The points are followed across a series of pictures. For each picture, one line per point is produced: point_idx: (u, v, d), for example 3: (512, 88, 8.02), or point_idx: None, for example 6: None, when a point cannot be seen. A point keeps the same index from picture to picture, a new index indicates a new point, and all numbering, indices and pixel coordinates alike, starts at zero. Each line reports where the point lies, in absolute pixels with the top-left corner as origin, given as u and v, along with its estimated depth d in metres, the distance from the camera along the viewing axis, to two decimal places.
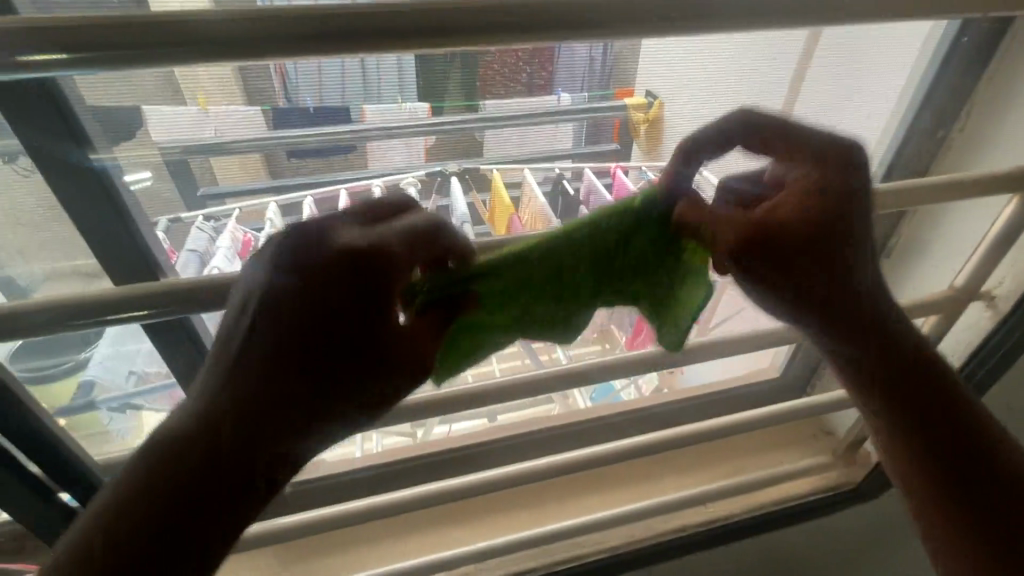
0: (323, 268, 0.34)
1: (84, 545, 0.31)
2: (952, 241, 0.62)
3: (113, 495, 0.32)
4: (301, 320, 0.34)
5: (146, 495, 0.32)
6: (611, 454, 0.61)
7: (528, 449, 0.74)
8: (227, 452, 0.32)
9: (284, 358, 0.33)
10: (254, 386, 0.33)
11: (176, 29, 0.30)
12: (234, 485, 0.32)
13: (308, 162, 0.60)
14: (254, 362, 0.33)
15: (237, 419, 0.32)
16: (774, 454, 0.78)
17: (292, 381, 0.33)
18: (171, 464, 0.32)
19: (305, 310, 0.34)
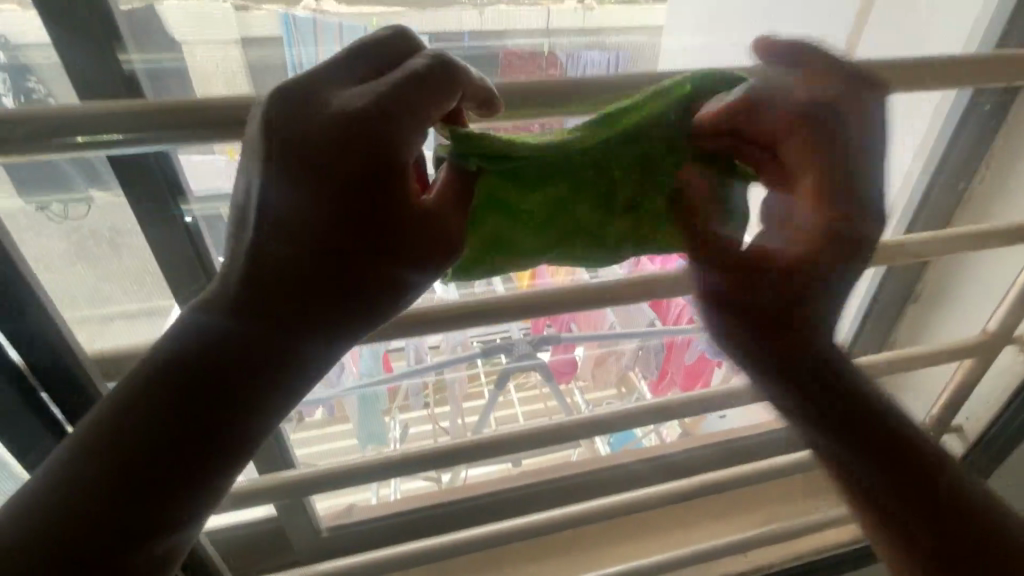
0: (333, 129, 0.28)
1: (70, 480, 0.29)
2: (985, 289, 0.66)
3: (91, 430, 0.29)
4: (310, 201, 0.29)
5: (131, 435, 0.29)
6: (650, 501, 0.61)
7: (560, 495, 0.73)
8: (225, 379, 0.30)
9: (293, 263, 0.30)
10: (262, 282, 0.29)
11: (228, 109, 0.32)
12: (220, 416, 0.30)
13: None
14: (259, 268, 0.30)
15: (246, 328, 0.30)
16: (810, 500, 0.76)
17: (305, 268, 0.30)
18: (153, 397, 0.30)
19: (316, 207, 0.29)
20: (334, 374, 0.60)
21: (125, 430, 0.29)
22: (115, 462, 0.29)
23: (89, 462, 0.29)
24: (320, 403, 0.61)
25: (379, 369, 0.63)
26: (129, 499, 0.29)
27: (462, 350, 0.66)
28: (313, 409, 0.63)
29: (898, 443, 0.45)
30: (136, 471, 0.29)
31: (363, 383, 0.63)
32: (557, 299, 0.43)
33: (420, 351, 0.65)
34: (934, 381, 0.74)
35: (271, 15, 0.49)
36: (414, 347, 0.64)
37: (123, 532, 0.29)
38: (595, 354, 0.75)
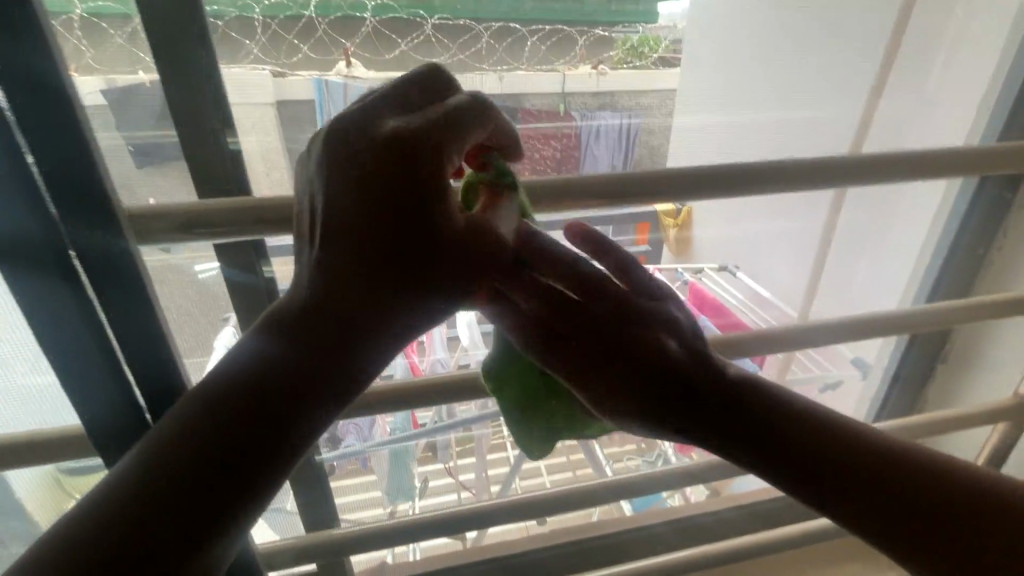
0: (375, 163, 0.29)
1: (129, 493, 0.27)
2: (1014, 351, 0.66)
3: (149, 443, 0.28)
4: (359, 235, 0.29)
5: (194, 445, 0.28)
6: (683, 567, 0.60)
7: (589, 558, 0.72)
8: (282, 391, 0.29)
9: (351, 273, 0.29)
10: (314, 319, 0.29)
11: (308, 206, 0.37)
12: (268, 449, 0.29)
13: None
14: (310, 299, 0.29)
15: (296, 362, 0.29)
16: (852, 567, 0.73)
17: (356, 302, 0.29)
18: (210, 410, 0.29)
19: (362, 238, 0.29)
20: (367, 429, 0.62)
21: (189, 439, 0.28)
22: (178, 474, 0.28)
23: (150, 474, 0.28)
24: (356, 456, 0.62)
25: (407, 425, 0.65)
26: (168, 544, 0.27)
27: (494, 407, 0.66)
28: (348, 462, 0.62)
29: (933, 499, 0.37)
30: (198, 480, 0.28)
31: (393, 437, 0.64)
32: None
33: (450, 410, 0.66)
34: (969, 443, 0.73)
35: (304, 80, 0.50)
36: (445, 410, 0.65)
37: (184, 541, 0.27)
38: None
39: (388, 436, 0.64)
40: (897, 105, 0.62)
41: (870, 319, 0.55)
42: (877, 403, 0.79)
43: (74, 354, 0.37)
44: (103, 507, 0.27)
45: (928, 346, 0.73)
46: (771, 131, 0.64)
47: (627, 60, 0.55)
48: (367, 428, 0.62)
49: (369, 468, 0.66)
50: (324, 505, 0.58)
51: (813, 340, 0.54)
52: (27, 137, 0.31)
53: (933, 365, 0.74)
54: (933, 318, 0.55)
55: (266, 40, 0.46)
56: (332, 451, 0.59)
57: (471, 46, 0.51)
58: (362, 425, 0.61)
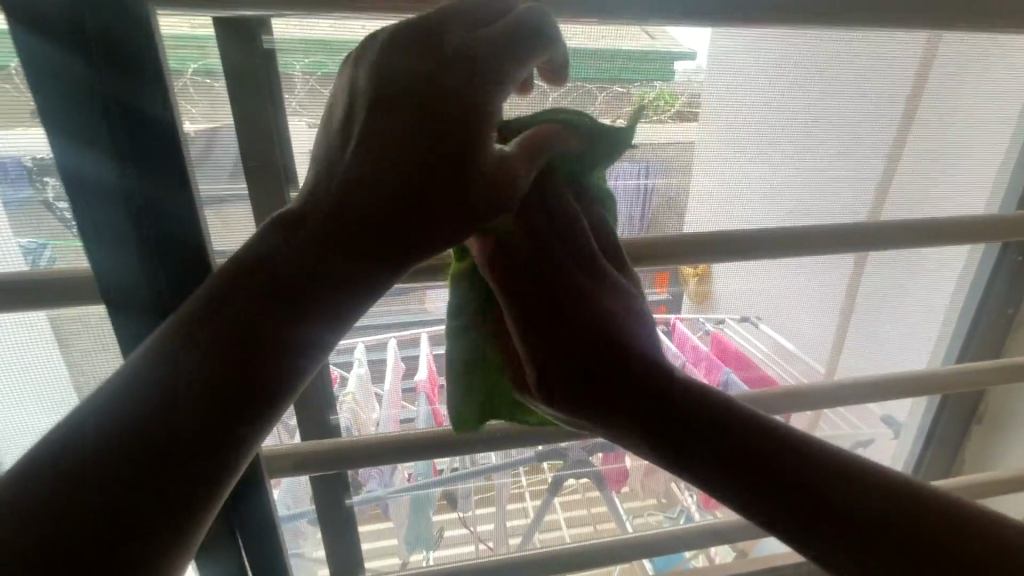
0: (414, 86, 0.31)
1: (110, 425, 0.25)
2: None
3: (141, 358, 0.27)
4: (390, 163, 0.31)
5: (185, 375, 0.26)
6: None
7: None
8: (276, 321, 0.28)
9: (364, 202, 0.30)
10: (317, 246, 0.29)
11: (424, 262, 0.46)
12: (235, 416, 0.27)
13: (391, 308, 0.58)
14: (318, 221, 0.30)
15: (282, 306, 0.29)
16: None
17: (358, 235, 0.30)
18: (214, 322, 0.28)
19: (387, 173, 0.31)
20: (385, 475, 0.63)
21: (181, 358, 0.27)
22: (125, 426, 0.25)
23: (132, 395, 0.26)
24: (376, 501, 0.64)
25: (428, 473, 0.65)
26: (97, 500, 0.24)
27: (518, 454, 0.65)
28: (369, 506, 0.64)
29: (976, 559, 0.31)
30: (178, 411, 0.26)
31: (414, 484, 0.64)
32: None
33: (473, 459, 0.65)
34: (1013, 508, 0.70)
35: None
36: (468, 458, 0.64)
37: (143, 479, 0.25)
38: (647, 463, 0.73)
39: (408, 483, 0.64)
40: (928, 162, 0.61)
41: (897, 377, 0.55)
42: (912, 464, 0.76)
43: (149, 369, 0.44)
44: (48, 448, 0.25)
45: (963, 406, 0.71)
46: (818, 191, 0.60)
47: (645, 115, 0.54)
48: (388, 475, 0.63)
49: (390, 516, 0.66)
50: (349, 538, 0.64)
51: (843, 397, 0.55)
52: (143, 187, 0.37)
53: (970, 426, 0.73)
54: (961, 379, 0.55)
55: (303, 96, 0.48)
56: (353, 493, 0.62)
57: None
58: (380, 473, 0.62)
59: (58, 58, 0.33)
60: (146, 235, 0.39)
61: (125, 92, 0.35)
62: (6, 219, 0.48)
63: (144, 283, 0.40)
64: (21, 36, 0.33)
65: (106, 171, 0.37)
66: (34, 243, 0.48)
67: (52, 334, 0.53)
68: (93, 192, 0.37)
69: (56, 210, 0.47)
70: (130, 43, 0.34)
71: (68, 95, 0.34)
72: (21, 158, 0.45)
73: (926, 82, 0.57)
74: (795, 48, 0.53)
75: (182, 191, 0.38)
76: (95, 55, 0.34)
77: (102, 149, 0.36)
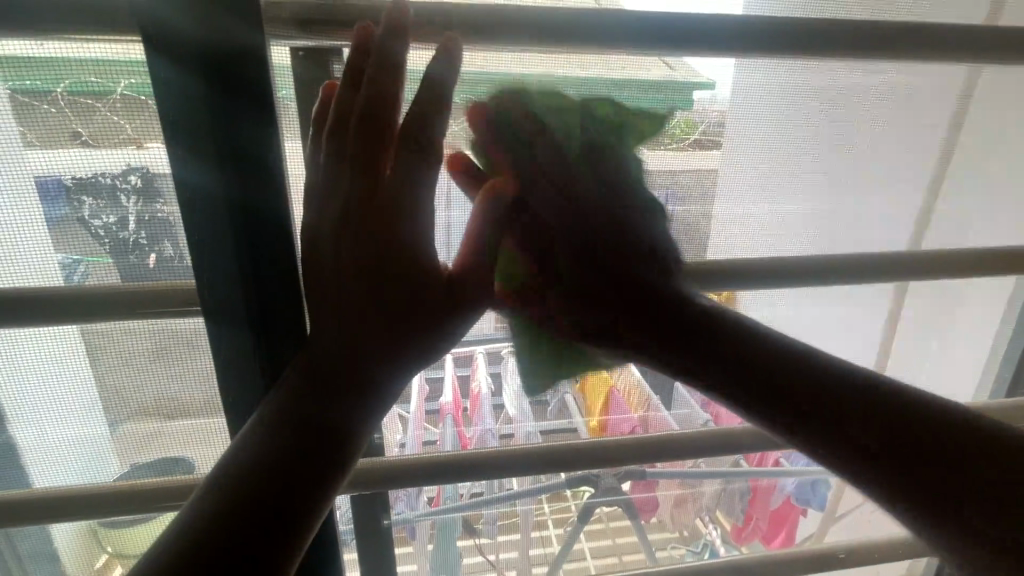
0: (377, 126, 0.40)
1: (236, 475, 0.38)
2: None
3: (236, 442, 0.40)
4: (381, 237, 0.42)
5: (275, 422, 0.40)
6: None
7: None
8: (326, 373, 0.42)
9: (376, 265, 0.42)
10: (353, 315, 0.43)
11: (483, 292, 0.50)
12: (319, 438, 0.40)
13: None
14: (347, 303, 0.43)
15: (334, 356, 0.42)
16: None
17: (380, 285, 0.43)
18: (289, 386, 0.42)
19: (382, 244, 0.42)
20: (414, 496, 0.62)
21: (257, 437, 0.40)
22: (247, 472, 0.38)
23: (232, 463, 0.38)
24: (405, 524, 0.62)
25: (457, 495, 0.64)
26: (234, 529, 0.36)
27: (550, 479, 0.65)
28: (398, 531, 0.62)
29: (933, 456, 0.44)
30: (272, 446, 0.39)
31: (443, 506, 0.64)
32: (657, 446, 0.56)
33: (503, 484, 0.64)
34: None
35: None
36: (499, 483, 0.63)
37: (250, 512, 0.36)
38: (678, 493, 0.73)
39: (437, 506, 0.63)
40: (965, 195, 0.61)
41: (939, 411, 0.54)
42: None
43: (236, 364, 0.46)
44: (195, 507, 0.37)
45: None
46: (858, 221, 0.60)
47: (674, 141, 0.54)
48: (416, 496, 0.62)
49: (417, 541, 0.65)
50: (381, 566, 0.62)
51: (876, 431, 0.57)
52: (239, 190, 0.40)
53: None
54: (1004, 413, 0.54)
55: None
56: (383, 516, 0.59)
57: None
58: (409, 493, 0.61)
59: (166, 69, 0.36)
60: (239, 240, 0.41)
61: (236, 106, 0.38)
62: (43, 236, 0.49)
63: (237, 305, 0.43)
64: (154, 58, 0.36)
65: (205, 174, 0.39)
66: (71, 258, 0.50)
67: (83, 348, 0.55)
68: (203, 201, 0.40)
69: (90, 226, 0.49)
70: (246, 61, 0.37)
71: (187, 111, 0.37)
72: (62, 178, 0.47)
73: (965, 117, 0.57)
74: (842, 80, 0.53)
75: (276, 195, 0.41)
76: (207, 71, 0.36)
77: (214, 161, 0.39)
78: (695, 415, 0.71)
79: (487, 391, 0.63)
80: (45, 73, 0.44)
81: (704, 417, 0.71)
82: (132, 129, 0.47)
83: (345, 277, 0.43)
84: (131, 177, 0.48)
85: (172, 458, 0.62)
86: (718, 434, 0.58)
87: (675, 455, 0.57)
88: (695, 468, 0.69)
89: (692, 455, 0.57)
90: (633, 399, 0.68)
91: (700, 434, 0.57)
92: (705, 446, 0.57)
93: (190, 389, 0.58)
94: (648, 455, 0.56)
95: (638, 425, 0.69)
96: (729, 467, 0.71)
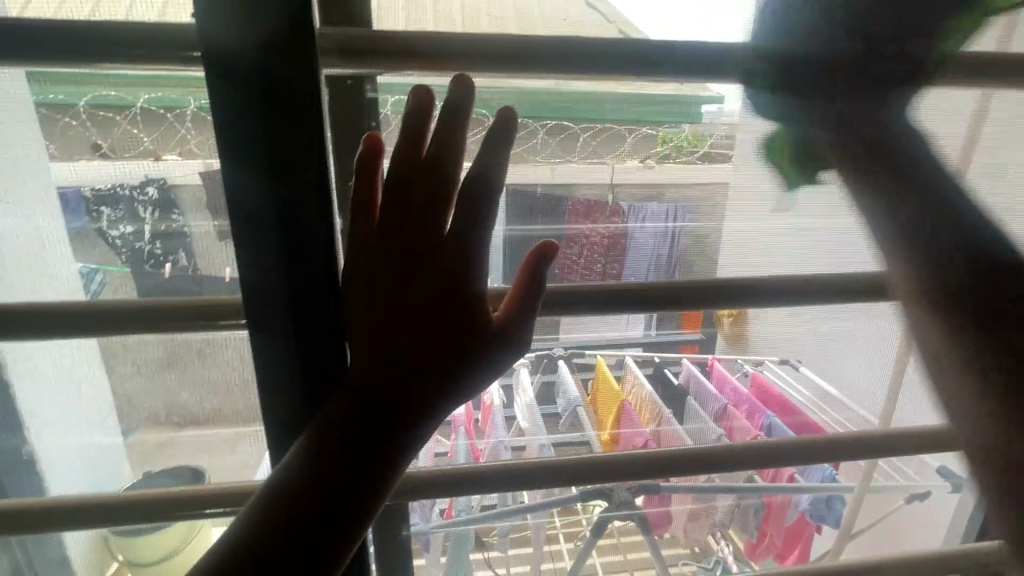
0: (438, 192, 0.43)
1: (278, 496, 0.40)
2: None
3: (282, 459, 0.42)
4: (429, 279, 0.43)
5: (318, 450, 0.41)
6: None
7: None
8: (369, 405, 0.42)
9: (422, 303, 0.43)
10: (401, 349, 0.43)
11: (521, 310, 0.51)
12: (360, 471, 0.41)
13: None
14: (393, 337, 0.43)
15: (376, 389, 0.42)
16: None
17: (426, 323, 0.43)
18: (334, 412, 0.43)
19: (429, 285, 0.43)
20: (428, 508, 0.61)
21: (298, 460, 0.41)
22: (289, 494, 0.40)
23: (278, 482, 0.41)
24: (420, 536, 0.62)
25: (472, 507, 0.65)
26: (276, 546, 0.39)
27: (564, 492, 0.65)
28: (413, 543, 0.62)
29: None
30: (314, 474, 0.41)
31: (458, 518, 0.64)
32: (673, 461, 0.56)
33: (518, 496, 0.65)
34: None
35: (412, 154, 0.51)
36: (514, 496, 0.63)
37: (292, 533, 0.39)
38: (692, 508, 0.72)
39: (451, 517, 0.63)
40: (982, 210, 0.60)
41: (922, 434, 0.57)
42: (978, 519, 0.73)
43: (270, 379, 0.47)
44: (245, 521, 0.40)
45: None
46: None
47: (681, 157, 0.54)
48: (430, 508, 0.62)
49: (430, 553, 0.64)
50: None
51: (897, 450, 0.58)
52: (281, 210, 0.41)
53: None
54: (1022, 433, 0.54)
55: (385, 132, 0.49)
56: (400, 528, 0.59)
57: (527, 140, 0.52)
58: (423, 506, 0.61)
59: (219, 95, 0.38)
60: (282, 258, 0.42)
61: (286, 126, 0.39)
62: (63, 245, 0.50)
63: (281, 319, 0.44)
64: (218, 83, 0.37)
65: (251, 194, 0.40)
66: (88, 268, 0.52)
67: (98, 356, 0.56)
68: (252, 215, 0.41)
69: (108, 237, 0.50)
70: (296, 83, 0.38)
71: (241, 130, 0.39)
72: (82, 189, 0.49)
73: (981, 133, 0.57)
74: None
75: (323, 211, 0.42)
76: (256, 97, 0.38)
77: (266, 180, 0.40)
78: (711, 429, 0.71)
79: (499, 402, 0.64)
80: (67, 88, 0.45)
81: (717, 432, 0.71)
82: (151, 142, 0.48)
83: (393, 311, 0.43)
84: (149, 189, 0.49)
85: (182, 468, 0.63)
86: (733, 450, 0.58)
87: (690, 471, 0.57)
88: (710, 483, 0.69)
89: (708, 470, 0.57)
90: (643, 412, 0.68)
91: (715, 449, 0.57)
92: (720, 462, 0.57)
93: (200, 399, 0.59)
94: (663, 470, 0.56)
95: (651, 440, 0.70)
96: (743, 482, 0.71)
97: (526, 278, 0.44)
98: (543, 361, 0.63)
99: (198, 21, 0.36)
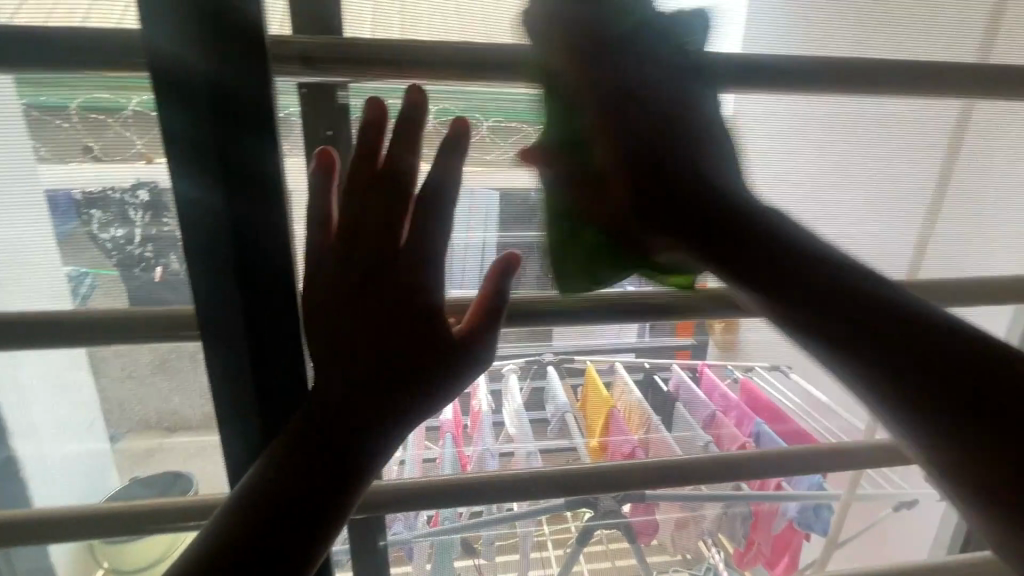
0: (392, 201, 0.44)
1: (245, 501, 0.40)
2: None
3: (253, 464, 0.43)
4: (389, 284, 0.44)
5: (286, 454, 0.42)
6: None
7: None
8: (336, 408, 0.43)
9: (384, 308, 0.44)
10: (365, 353, 0.44)
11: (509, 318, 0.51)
12: (328, 472, 0.41)
13: None
14: (356, 341, 0.44)
15: (343, 392, 0.43)
16: None
17: (388, 328, 0.44)
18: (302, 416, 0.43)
19: (391, 291, 0.44)
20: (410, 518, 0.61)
21: (268, 464, 0.42)
22: (258, 496, 0.40)
23: (247, 487, 0.41)
24: (402, 544, 0.61)
25: (457, 515, 0.64)
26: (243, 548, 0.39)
27: (550, 501, 0.65)
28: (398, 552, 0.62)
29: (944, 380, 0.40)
30: (281, 477, 0.41)
31: (443, 525, 0.63)
32: (661, 471, 0.56)
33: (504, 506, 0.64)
34: None
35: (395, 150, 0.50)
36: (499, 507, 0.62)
37: (260, 536, 0.39)
38: (678, 515, 0.72)
39: (436, 525, 0.63)
40: (965, 221, 0.61)
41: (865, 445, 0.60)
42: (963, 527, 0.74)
43: (230, 383, 0.47)
44: (214, 526, 0.40)
45: None
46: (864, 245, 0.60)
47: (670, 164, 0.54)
48: (414, 517, 0.61)
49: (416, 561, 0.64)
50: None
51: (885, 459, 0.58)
52: (243, 219, 0.42)
53: None
54: None
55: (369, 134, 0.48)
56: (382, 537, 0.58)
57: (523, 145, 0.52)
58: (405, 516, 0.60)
59: (176, 108, 0.38)
60: (240, 265, 0.43)
61: (235, 129, 0.39)
62: (52, 249, 0.49)
63: (242, 327, 0.45)
64: (176, 95, 0.38)
65: (213, 203, 0.41)
66: (78, 271, 0.50)
67: (86, 361, 0.55)
68: (207, 222, 0.41)
69: (100, 241, 0.50)
70: (244, 87, 0.39)
71: (200, 144, 0.39)
72: (74, 193, 0.48)
73: (965, 143, 0.57)
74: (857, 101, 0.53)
75: (278, 214, 0.42)
76: (215, 108, 0.39)
77: (226, 189, 0.41)
78: (699, 436, 0.69)
79: (489, 408, 0.64)
80: (59, 91, 0.45)
81: (706, 439, 0.70)
82: (143, 145, 0.47)
83: (357, 317, 0.44)
84: (139, 192, 0.48)
85: (165, 474, 0.62)
86: (721, 459, 0.58)
87: (679, 481, 0.57)
88: (698, 492, 0.69)
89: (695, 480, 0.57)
90: (633, 417, 0.67)
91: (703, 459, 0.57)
92: (707, 472, 0.57)
93: (186, 404, 0.58)
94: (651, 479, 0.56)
95: (641, 447, 0.69)
96: (731, 489, 0.71)
97: (491, 288, 0.46)
98: (532, 367, 0.63)
99: (147, 33, 0.37)
